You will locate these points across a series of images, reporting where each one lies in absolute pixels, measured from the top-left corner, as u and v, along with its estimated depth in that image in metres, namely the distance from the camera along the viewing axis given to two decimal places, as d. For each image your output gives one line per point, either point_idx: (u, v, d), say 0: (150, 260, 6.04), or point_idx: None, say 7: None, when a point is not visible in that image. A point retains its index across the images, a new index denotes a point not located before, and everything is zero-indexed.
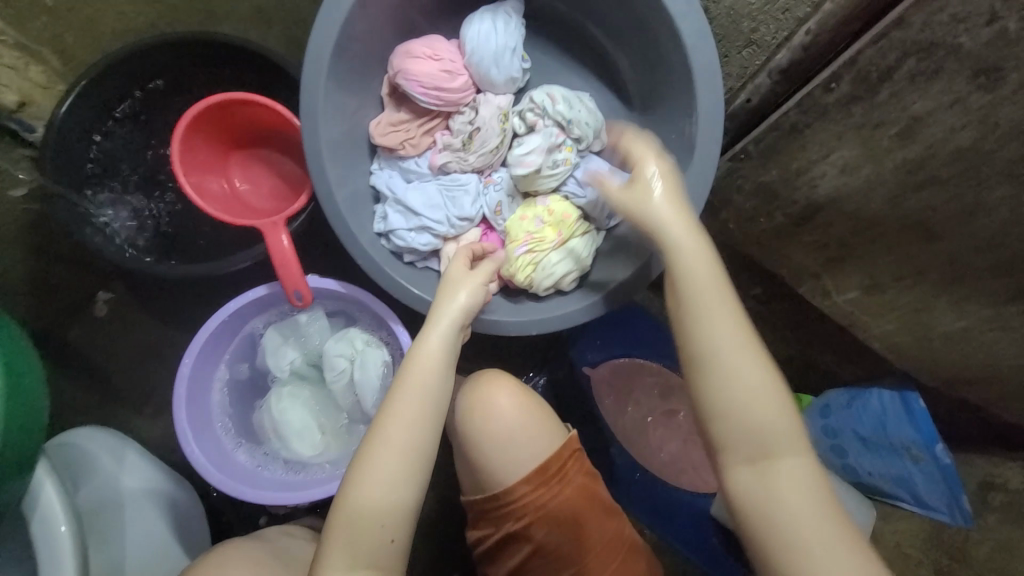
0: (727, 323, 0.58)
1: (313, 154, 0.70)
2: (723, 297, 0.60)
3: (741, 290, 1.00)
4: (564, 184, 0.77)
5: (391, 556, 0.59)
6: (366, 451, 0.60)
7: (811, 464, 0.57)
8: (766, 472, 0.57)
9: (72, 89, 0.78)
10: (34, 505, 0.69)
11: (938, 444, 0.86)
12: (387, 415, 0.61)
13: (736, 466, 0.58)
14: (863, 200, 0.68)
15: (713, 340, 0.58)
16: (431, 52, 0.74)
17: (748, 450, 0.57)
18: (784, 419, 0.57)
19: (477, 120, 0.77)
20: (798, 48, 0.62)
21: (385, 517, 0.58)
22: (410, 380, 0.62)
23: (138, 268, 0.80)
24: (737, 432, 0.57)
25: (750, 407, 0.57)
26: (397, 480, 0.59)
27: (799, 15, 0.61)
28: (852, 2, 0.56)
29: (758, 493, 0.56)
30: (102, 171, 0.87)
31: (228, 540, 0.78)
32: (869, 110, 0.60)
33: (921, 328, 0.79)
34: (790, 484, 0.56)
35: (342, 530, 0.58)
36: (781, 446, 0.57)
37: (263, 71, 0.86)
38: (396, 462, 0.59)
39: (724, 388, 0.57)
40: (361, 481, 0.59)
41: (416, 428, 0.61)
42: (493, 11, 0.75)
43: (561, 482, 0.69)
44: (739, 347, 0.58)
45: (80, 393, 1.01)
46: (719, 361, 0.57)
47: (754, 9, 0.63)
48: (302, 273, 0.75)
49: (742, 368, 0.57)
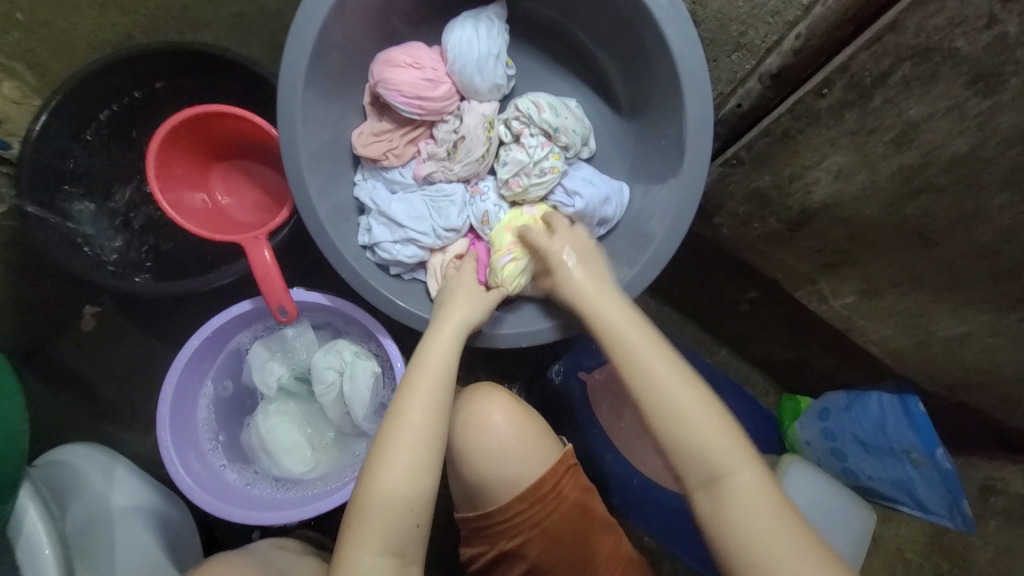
0: (653, 352, 0.60)
1: (293, 167, 0.68)
2: (642, 331, 0.62)
3: (736, 294, 0.98)
4: (552, 194, 0.76)
5: (416, 540, 0.59)
6: (386, 437, 0.60)
7: (761, 474, 0.56)
8: (719, 492, 0.56)
9: (46, 106, 0.77)
10: (17, 529, 0.68)
11: (939, 449, 0.84)
12: (404, 402, 0.61)
13: (695, 490, 0.57)
14: (859, 207, 0.66)
15: (643, 374, 0.59)
16: (412, 61, 0.72)
17: (698, 474, 0.57)
18: (725, 436, 0.57)
19: (462, 129, 0.75)
20: (789, 52, 0.60)
21: (409, 502, 0.58)
22: (425, 367, 0.63)
23: (118, 286, 0.79)
24: (682, 458, 0.57)
25: (689, 431, 0.57)
26: (420, 463, 0.59)
27: (789, 18, 0.58)
28: (844, 5, 0.54)
29: (718, 515, 0.55)
30: (81, 185, 0.86)
31: (222, 554, 0.75)
32: (862, 115, 0.58)
33: (920, 334, 0.77)
34: (747, 501, 0.55)
35: (368, 517, 0.57)
36: (729, 464, 0.56)
37: (241, 80, 0.84)
38: (417, 445, 0.59)
39: (658, 418, 0.58)
40: (384, 466, 0.58)
41: (435, 412, 0.61)
42: (473, 17, 0.73)
43: (556, 500, 0.68)
44: (667, 374, 0.59)
45: (67, 409, 0.99)
46: (647, 392, 0.59)
47: (742, 13, 0.61)
48: (286, 288, 0.73)
49: (673, 394, 0.58)
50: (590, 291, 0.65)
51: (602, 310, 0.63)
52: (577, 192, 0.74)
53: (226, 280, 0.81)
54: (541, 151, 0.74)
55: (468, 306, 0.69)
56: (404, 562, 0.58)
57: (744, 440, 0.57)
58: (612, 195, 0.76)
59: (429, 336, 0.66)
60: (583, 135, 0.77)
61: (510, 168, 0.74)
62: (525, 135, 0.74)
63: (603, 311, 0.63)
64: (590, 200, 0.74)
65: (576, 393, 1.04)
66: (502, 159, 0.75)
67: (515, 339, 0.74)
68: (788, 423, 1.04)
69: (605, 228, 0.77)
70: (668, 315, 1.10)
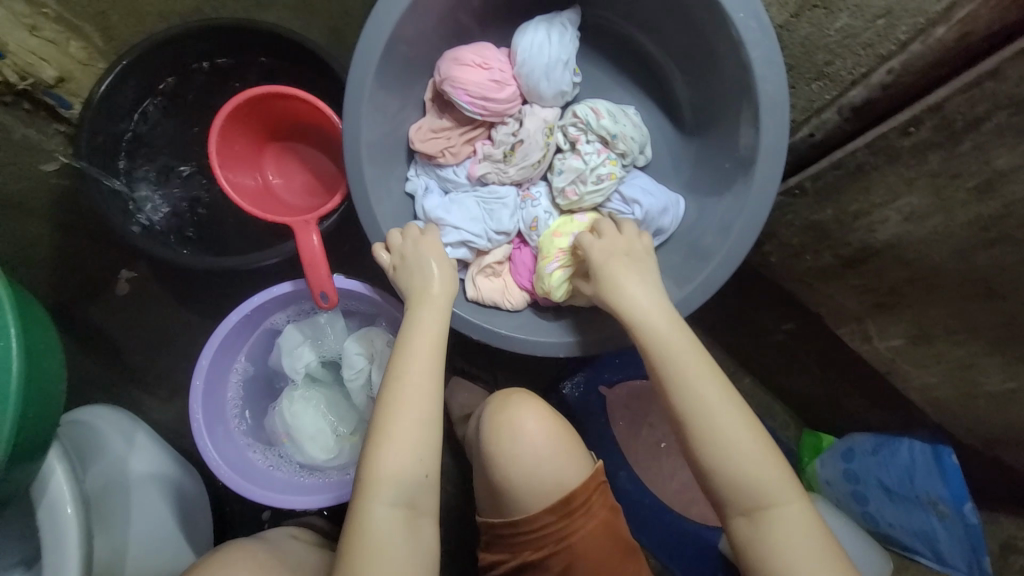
0: (704, 372, 0.59)
1: (353, 165, 0.68)
2: (693, 352, 0.60)
3: (772, 322, 0.97)
4: (609, 201, 0.75)
5: (426, 491, 0.59)
6: (388, 397, 0.60)
7: (808, 507, 0.56)
8: (762, 520, 0.56)
9: (113, 68, 0.77)
10: (43, 487, 0.68)
11: (968, 503, 0.80)
12: (403, 362, 0.61)
13: (734, 516, 0.57)
14: (925, 250, 0.64)
15: (694, 390, 0.58)
16: (480, 61, 0.71)
17: (742, 499, 0.56)
18: (772, 462, 0.57)
19: (521, 132, 0.74)
20: (877, 86, 0.59)
21: (419, 453, 0.58)
22: (419, 326, 0.64)
23: (164, 256, 0.79)
24: (728, 484, 0.56)
25: (736, 458, 0.56)
26: (422, 417, 0.59)
27: (882, 52, 0.57)
28: (944, 45, 0.52)
29: (756, 543, 0.55)
30: (136, 153, 0.86)
31: (232, 540, 0.74)
32: (946, 158, 0.57)
33: (967, 385, 0.74)
34: (787, 531, 0.55)
35: (375, 479, 0.57)
36: (775, 493, 0.56)
37: (306, 63, 0.84)
38: (417, 401, 0.59)
39: (708, 441, 0.57)
40: (386, 427, 0.58)
41: (432, 366, 0.62)
42: (547, 21, 0.72)
43: (584, 516, 0.67)
44: (720, 398, 0.58)
45: (96, 371, 1.00)
46: (700, 411, 0.58)
47: (832, 41, 0.60)
48: (329, 274, 0.73)
49: (722, 417, 0.57)
50: (637, 302, 0.64)
51: (647, 325, 0.62)
52: (636, 200, 0.74)
53: (270, 261, 0.81)
54: (598, 158, 0.73)
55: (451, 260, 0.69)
56: (416, 514, 0.58)
57: (788, 470, 0.57)
58: (670, 206, 0.75)
59: (422, 295, 0.66)
60: (641, 142, 0.76)
61: (566, 176, 0.74)
62: (582, 142, 0.74)
63: (651, 327, 0.62)
64: (649, 209, 0.73)
65: (595, 405, 1.03)
66: (557, 167, 0.74)
67: (554, 348, 0.72)
68: (808, 460, 1.02)
69: (659, 239, 0.76)
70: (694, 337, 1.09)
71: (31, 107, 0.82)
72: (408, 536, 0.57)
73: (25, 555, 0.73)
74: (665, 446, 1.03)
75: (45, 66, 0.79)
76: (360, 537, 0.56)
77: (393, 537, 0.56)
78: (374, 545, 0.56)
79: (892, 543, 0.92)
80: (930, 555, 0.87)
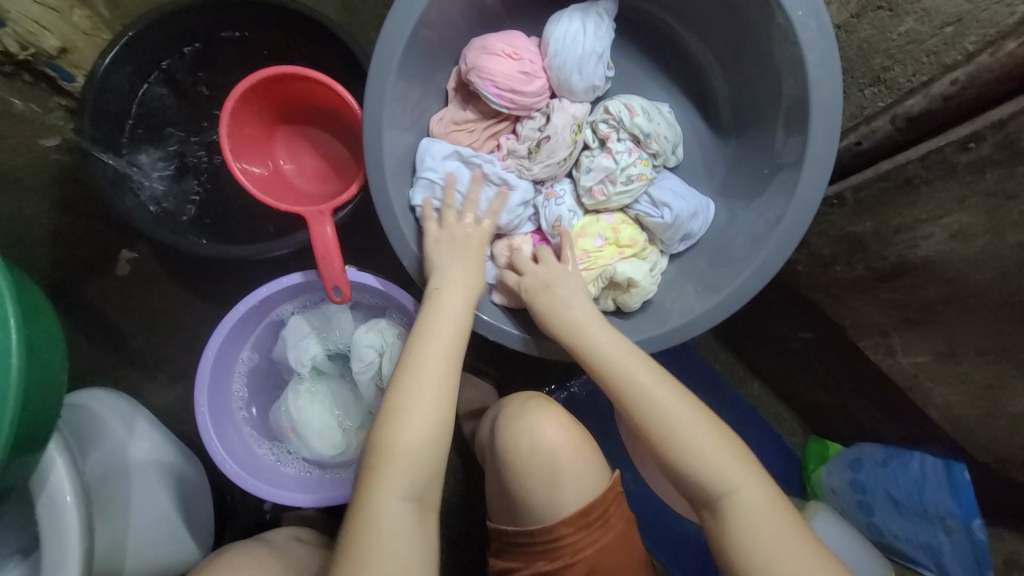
0: (649, 379, 0.60)
1: (372, 153, 0.65)
2: (637, 361, 0.61)
3: (788, 328, 0.92)
4: (637, 203, 0.72)
5: (435, 486, 0.57)
6: (405, 381, 0.58)
7: (768, 490, 0.56)
8: (723, 512, 0.56)
9: (118, 41, 0.73)
10: (41, 477, 0.64)
11: (977, 519, 0.77)
12: (422, 344, 0.60)
13: (702, 509, 0.58)
14: (968, 268, 0.62)
15: (639, 395, 0.59)
16: (510, 51, 0.68)
17: (702, 492, 0.57)
18: (724, 451, 0.57)
19: (548, 128, 0.71)
20: (937, 96, 0.58)
21: (431, 444, 0.56)
22: (442, 311, 0.62)
23: (172, 241, 0.76)
24: (688, 481, 0.57)
25: (689, 453, 0.57)
26: (440, 405, 0.57)
27: (946, 61, 0.57)
28: (1017, 60, 0.51)
29: (726, 537, 0.55)
30: (141, 128, 0.82)
31: (238, 544, 0.74)
32: (1004, 177, 0.55)
33: (989, 404, 0.71)
34: (750, 519, 0.55)
35: (389, 463, 0.55)
36: (733, 481, 0.56)
37: (323, 41, 0.80)
38: (437, 389, 0.58)
39: (664, 445, 0.58)
40: (403, 407, 0.56)
41: (455, 354, 0.60)
42: (584, 11, 0.70)
43: (602, 528, 0.65)
44: (664, 396, 0.59)
45: (96, 353, 0.97)
46: (648, 414, 0.59)
47: (894, 46, 0.60)
48: (343, 267, 0.69)
49: (669, 416, 0.58)
50: (582, 316, 0.64)
51: (591, 334, 0.63)
52: (667, 202, 0.71)
53: (278, 252, 0.77)
54: (629, 157, 0.71)
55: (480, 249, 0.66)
56: (424, 509, 0.56)
57: (744, 455, 0.57)
58: (700, 210, 0.73)
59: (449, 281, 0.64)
60: (673, 143, 0.74)
61: (594, 175, 0.71)
62: (612, 140, 0.71)
63: (593, 339, 0.62)
64: (679, 213, 0.71)
65: (602, 405, 1.00)
66: (585, 165, 0.72)
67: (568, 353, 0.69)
68: (813, 467, 0.99)
69: (684, 245, 0.74)
70: (706, 339, 1.06)
71: (31, 79, 0.76)
72: (414, 528, 0.54)
73: (24, 541, 0.71)
74: None
75: (47, 36, 0.73)
76: (367, 529, 0.53)
77: (401, 529, 0.54)
78: (383, 542, 0.53)
79: (893, 553, 0.89)
80: (930, 564, 0.84)
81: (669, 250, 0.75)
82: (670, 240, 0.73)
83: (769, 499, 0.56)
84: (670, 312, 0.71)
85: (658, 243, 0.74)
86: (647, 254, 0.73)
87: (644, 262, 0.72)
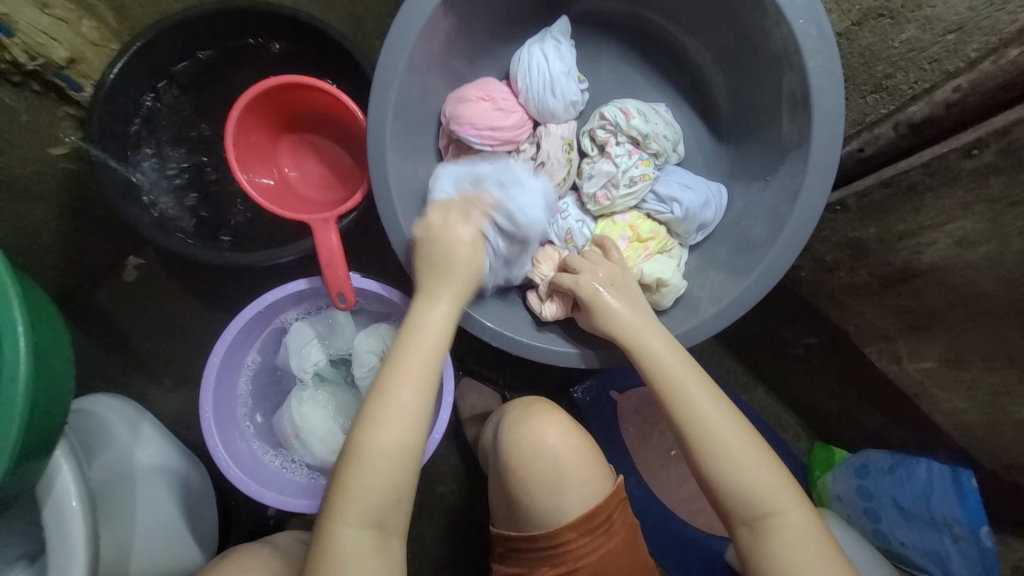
0: (704, 393, 0.60)
1: (378, 162, 0.65)
2: (692, 374, 0.61)
3: (792, 334, 0.91)
4: (644, 202, 0.73)
5: (397, 514, 0.56)
6: (371, 409, 0.55)
7: (810, 513, 0.57)
8: (763, 530, 0.56)
9: (126, 50, 0.74)
10: (48, 481, 0.65)
11: (984, 527, 0.76)
12: (393, 370, 0.57)
13: (738, 526, 0.58)
14: (972, 275, 0.62)
15: (693, 407, 0.59)
16: (483, 94, 0.71)
17: (743, 510, 0.57)
18: (771, 472, 0.57)
19: (541, 154, 0.73)
20: (940, 104, 0.58)
21: (393, 474, 0.55)
22: (418, 335, 0.58)
23: (179, 249, 0.76)
24: (729, 496, 0.57)
25: (737, 470, 0.57)
26: (405, 438, 0.55)
27: (948, 68, 0.57)
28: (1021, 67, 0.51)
29: (764, 554, 0.56)
30: (148, 135, 0.83)
31: (237, 546, 0.74)
32: (1008, 184, 0.55)
33: (997, 411, 0.70)
34: (788, 539, 0.56)
35: (348, 496, 0.54)
36: (776, 502, 0.56)
37: (328, 50, 0.81)
38: (402, 422, 0.55)
39: (714, 462, 0.58)
40: (365, 438, 0.54)
41: (421, 385, 0.56)
42: (541, 38, 0.72)
43: (604, 534, 0.65)
44: (717, 413, 0.59)
45: (101, 359, 0.98)
46: (701, 429, 0.58)
47: (895, 55, 0.61)
48: (348, 274, 0.69)
49: (721, 433, 0.58)
50: (625, 319, 0.64)
51: (643, 343, 0.62)
52: (674, 197, 0.71)
53: (283, 259, 0.78)
54: (629, 159, 0.71)
55: (463, 282, 0.60)
56: (385, 536, 0.56)
57: (788, 476, 0.58)
58: (710, 199, 0.74)
59: (425, 305, 0.60)
60: (673, 140, 0.75)
61: (597, 180, 0.72)
62: (611, 144, 0.72)
63: (646, 344, 0.62)
64: (690, 206, 0.71)
65: (605, 411, 0.99)
66: (587, 172, 0.73)
67: (577, 358, 0.71)
68: (819, 473, 0.98)
69: (702, 233, 0.76)
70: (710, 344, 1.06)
71: (40, 89, 0.78)
72: (375, 555, 0.55)
73: (32, 544, 0.72)
74: (674, 454, 0.99)
75: (56, 46, 0.74)
76: (326, 558, 0.54)
77: (360, 559, 0.54)
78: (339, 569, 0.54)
79: (900, 560, 0.87)
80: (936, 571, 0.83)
81: (688, 242, 0.76)
82: (686, 232, 0.74)
83: (808, 523, 0.57)
84: (700, 299, 0.72)
85: (676, 236, 0.75)
86: (671, 249, 0.74)
87: (671, 259, 0.73)
